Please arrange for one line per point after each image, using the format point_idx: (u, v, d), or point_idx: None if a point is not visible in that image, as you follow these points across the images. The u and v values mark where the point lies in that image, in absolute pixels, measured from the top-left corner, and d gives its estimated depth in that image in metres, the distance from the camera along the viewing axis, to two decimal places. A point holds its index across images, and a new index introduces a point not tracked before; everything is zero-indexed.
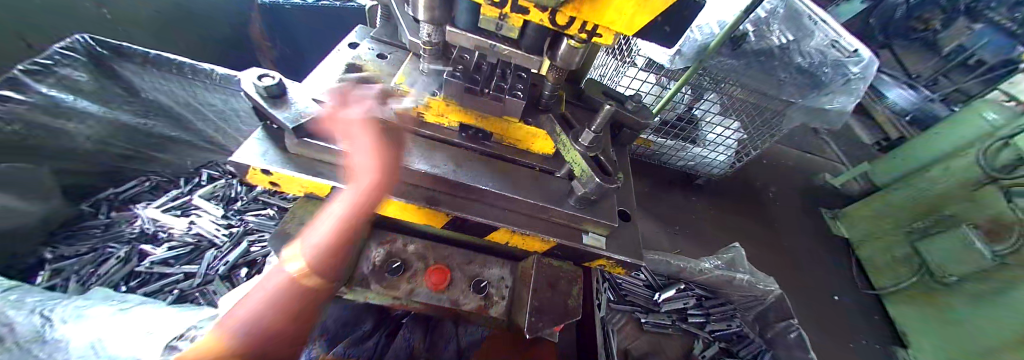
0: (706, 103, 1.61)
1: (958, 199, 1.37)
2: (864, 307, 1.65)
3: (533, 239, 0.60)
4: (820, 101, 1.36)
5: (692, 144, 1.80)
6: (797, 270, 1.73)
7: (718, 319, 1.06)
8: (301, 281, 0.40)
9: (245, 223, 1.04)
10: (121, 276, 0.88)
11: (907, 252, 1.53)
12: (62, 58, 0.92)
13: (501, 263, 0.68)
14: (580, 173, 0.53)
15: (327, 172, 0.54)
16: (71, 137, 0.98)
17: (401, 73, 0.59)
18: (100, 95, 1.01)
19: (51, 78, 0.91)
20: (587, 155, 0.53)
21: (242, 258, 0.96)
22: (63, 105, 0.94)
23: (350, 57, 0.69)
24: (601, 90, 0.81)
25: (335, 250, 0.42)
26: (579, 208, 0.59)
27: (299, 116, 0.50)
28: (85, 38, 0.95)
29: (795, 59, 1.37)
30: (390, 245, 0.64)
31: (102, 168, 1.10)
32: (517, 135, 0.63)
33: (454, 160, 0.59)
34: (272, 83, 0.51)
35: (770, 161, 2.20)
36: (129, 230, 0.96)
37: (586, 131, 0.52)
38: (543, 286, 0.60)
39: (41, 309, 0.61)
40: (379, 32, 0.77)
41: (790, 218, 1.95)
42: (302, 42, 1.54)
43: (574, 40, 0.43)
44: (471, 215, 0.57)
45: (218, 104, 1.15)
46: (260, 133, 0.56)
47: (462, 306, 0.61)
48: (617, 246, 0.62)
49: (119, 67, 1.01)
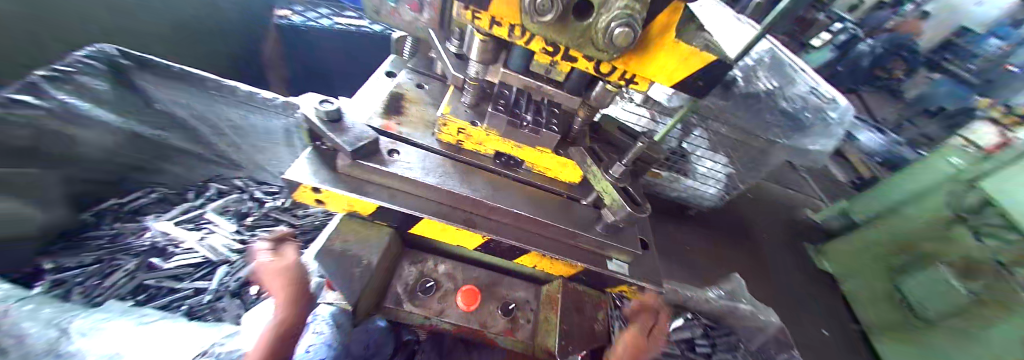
0: (695, 139, 1.70)
1: (930, 237, 1.47)
2: (849, 339, 1.71)
3: (561, 263, 0.64)
4: (803, 142, 1.47)
5: (686, 177, 1.86)
6: (789, 304, 1.79)
7: (724, 350, 1.08)
8: None
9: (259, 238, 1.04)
10: (128, 290, 0.85)
11: (889, 289, 1.62)
12: (84, 66, 0.90)
13: (526, 286, 0.71)
14: (611, 202, 0.58)
15: (373, 192, 0.58)
16: (86, 146, 0.97)
17: (446, 103, 0.63)
18: (117, 104, 1.00)
19: (69, 84, 0.89)
20: (616, 185, 0.58)
21: (254, 275, 0.95)
22: (80, 113, 0.92)
23: (390, 85, 0.75)
24: (618, 127, 0.87)
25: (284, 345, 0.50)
26: (604, 235, 0.63)
27: (355, 140, 0.54)
28: (108, 48, 0.93)
29: (779, 103, 1.49)
30: (421, 265, 0.67)
31: (105, 177, 1.08)
32: (548, 165, 0.66)
33: (492, 185, 0.63)
34: (332, 109, 0.55)
35: (756, 194, 2.33)
36: (139, 242, 0.95)
37: (618, 164, 0.57)
38: (570, 310, 0.63)
39: (60, 322, 0.59)
40: (416, 64, 0.83)
41: (776, 251, 2.04)
42: (310, 60, 1.65)
43: (612, 85, 0.49)
44: (507, 237, 0.60)
45: (236, 119, 1.17)
46: (310, 153, 0.60)
47: (489, 327, 0.63)
48: (639, 272, 0.66)
49: (139, 78, 1.01)
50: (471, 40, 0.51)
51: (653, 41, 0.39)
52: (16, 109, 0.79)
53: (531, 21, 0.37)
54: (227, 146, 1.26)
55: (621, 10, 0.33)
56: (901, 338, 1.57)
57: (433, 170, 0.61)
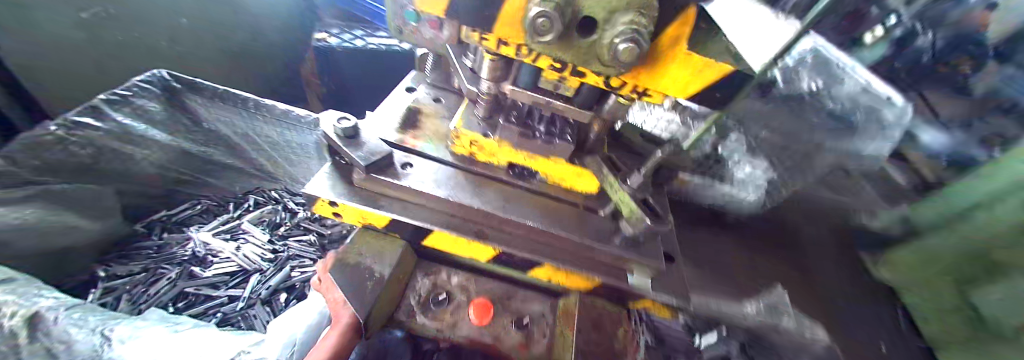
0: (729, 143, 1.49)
1: None
2: None
3: (577, 276, 0.61)
4: (857, 145, 1.35)
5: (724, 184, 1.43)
6: None
7: None
8: None
9: (289, 246, 1.10)
10: (170, 297, 0.93)
11: None
12: (140, 90, 1.03)
13: (540, 299, 0.69)
14: (630, 213, 0.54)
15: (386, 205, 0.58)
16: (138, 162, 1.09)
17: (460, 116, 0.64)
18: (167, 124, 1.11)
19: (127, 107, 1.01)
20: (637, 196, 0.54)
21: (283, 283, 1.00)
22: (134, 132, 1.04)
23: (409, 100, 0.76)
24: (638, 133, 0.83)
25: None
26: (624, 248, 0.60)
27: (368, 154, 0.55)
28: (161, 73, 1.05)
29: (827, 104, 1.38)
30: (434, 276, 0.66)
31: (155, 190, 1.19)
32: (564, 174, 0.64)
33: (503, 197, 0.62)
34: (349, 126, 0.56)
35: None
36: (181, 252, 1.04)
37: (637, 174, 0.55)
38: (588, 326, 0.59)
39: (103, 329, 0.64)
40: (434, 78, 0.84)
41: None
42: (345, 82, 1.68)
43: (623, 98, 0.47)
44: (520, 250, 0.58)
45: (275, 136, 1.23)
46: (328, 168, 0.62)
47: (503, 343, 0.61)
48: (662, 287, 0.61)
49: (189, 99, 1.11)
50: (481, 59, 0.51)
51: (664, 55, 0.37)
52: (80, 130, 0.94)
53: (535, 43, 0.35)
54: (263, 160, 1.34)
55: (627, 26, 0.31)
56: None
57: (444, 182, 0.60)
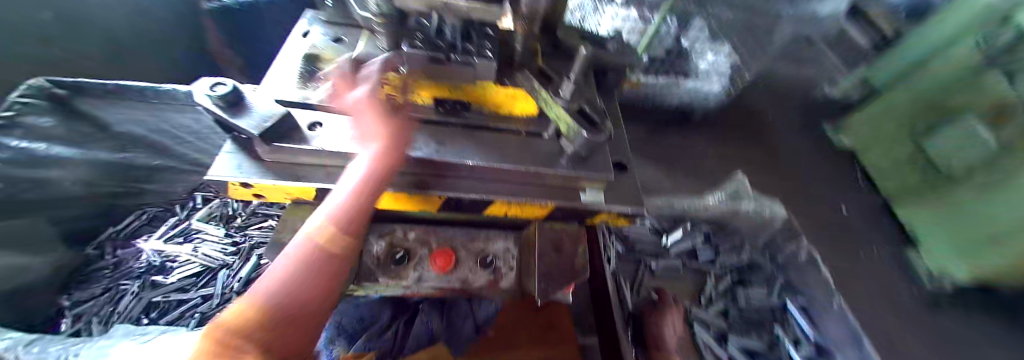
0: (693, 30, 1.57)
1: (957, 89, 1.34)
2: (868, 213, 1.69)
3: (532, 206, 0.58)
4: None
5: (687, 79, 1.60)
6: (802, 190, 1.74)
7: (728, 251, 1.09)
8: (257, 313, 0.34)
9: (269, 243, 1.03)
10: (141, 309, 0.90)
11: (911, 152, 1.51)
12: (23, 106, 0.87)
13: (504, 235, 0.67)
14: (568, 131, 0.50)
15: (309, 174, 0.52)
16: (60, 183, 0.97)
17: (359, 52, 0.54)
18: (70, 137, 0.97)
19: (19, 129, 0.90)
20: (571, 109, 0.49)
21: (253, 273, 0.98)
22: (36, 153, 0.91)
23: (305, 47, 0.65)
24: (580, 38, 0.75)
25: (327, 260, 0.39)
26: (573, 167, 0.56)
27: (262, 122, 0.47)
28: (39, 81, 0.87)
29: None
30: (389, 236, 0.63)
31: (93, 210, 1.08)
32: (496, 99, 0.59)
33: (434, 139, 0.55)
34: (226, 91, 0.47)
35: (767, 85, 2.16)
36: (136, 265, 0.97)
37: (566, 83, 0.48)
38: (548, 251, 0.60)
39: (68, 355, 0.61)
40: (330, 13, 0.70)
41: (791, 141, 1.94)
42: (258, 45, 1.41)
43: None
44: (463, 193, 0.55)
45: (192, 125, 1.14)
46: (230, 146, 0.54)
47: (472, 284, 0.61)
48: (616, 198, 0.61)
49: (83, 104, 0.96)
50: None
51: None
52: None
53: None
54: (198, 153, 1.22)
55: None
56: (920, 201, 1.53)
57: None
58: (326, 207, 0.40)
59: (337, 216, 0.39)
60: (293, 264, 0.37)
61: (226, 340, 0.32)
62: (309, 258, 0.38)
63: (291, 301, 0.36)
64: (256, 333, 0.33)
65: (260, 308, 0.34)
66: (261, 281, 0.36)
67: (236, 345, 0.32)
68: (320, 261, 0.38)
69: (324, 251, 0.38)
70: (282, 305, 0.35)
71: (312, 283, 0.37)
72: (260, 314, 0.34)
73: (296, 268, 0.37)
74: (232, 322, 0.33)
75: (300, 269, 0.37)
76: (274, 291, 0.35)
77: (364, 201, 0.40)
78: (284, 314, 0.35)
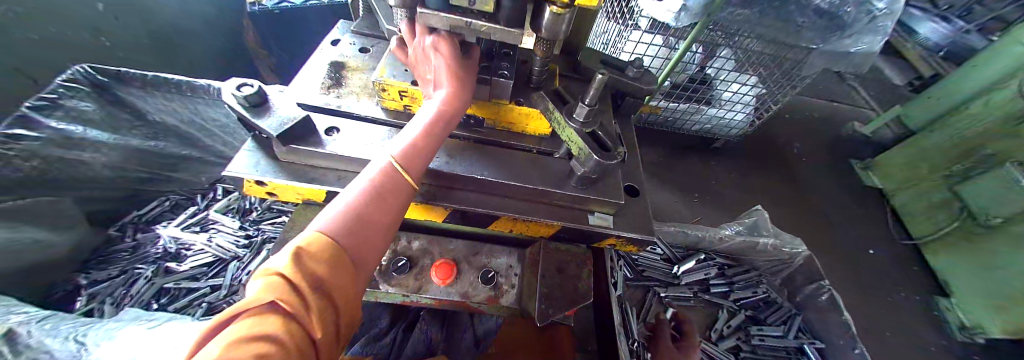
0: (720, 60, 1.54)
1: (1000, 135, 1.26)
2: (898, 257, 1.59)
3: (537, 224, 0.59)
4: (844, 44, 1.25)
5: (708, 105, 1.71)
6: (825, 226, 1.67)
7: (743, 287, 1.04)
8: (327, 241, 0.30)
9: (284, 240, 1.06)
10: (152, 294, 0.92)
11: (947, 197, 1.42)
12: (67, 90, 0.90)
13: (509, 251, 0.66)
14: (578, 152, 0.50)
15: (320, 177, 0.53)
16: (92, 167, 1.01)
17: (382, 65, 0.56)
18: (108, 123, 1.01)
19: (59, 111, 0.91)
20: (583, 131, 0.49)
21: (262, 267, 1.01)
22: (74, 137, 0.95)
23: (333, 56, 0.67)
24: (600, 61, 0.75)
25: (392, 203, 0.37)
26: (582, 188, 0.56)
27: (282, 123, 0.48)
28: (84, 68, 0.92)
29: (814, 0, 1.20)
30: (394, 244, 0.63)
31: (120, 193, 1.13)
32: (513, 118, 0.59)
33: (446, 151, 0.56)
34: (251, 93, 0.49)
35: (792, 115, 2.09)
36: (153, 250, 1.00)
37: (580, 106, 0.48)
38: (551, 272, 0.59)
39: (76, 335, 0.62)
40: (360, 24, 0.74)
41: (815, 176, 1.86)
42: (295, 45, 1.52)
43: (557, 5, 0.40)
44: (470, 206, 0.55)
45: (222, 118, 1.19)
46: (250, 144, 0.55)
47: (472, 298, 0.60)
48: (626, 224, 0.59)
49: (124, 92, 1.00)
50: None
51: None
52: (14, 143, 0.84)
53: None
54: (223, 146, 1.28)
55: None
56: (952, 249, 1.44)
57: (383, 143, 0.54)
58: (393, 150, 0.40)
59: (401, 156, 0.40)
60: (354, 202, 0.34)
61: (294, 273, 0.27)
62: (374, 190, 0.36)
63: (360, 228, 0.33)
64: (320, 268, 0.29)
65: (333, 238, 0.31)
66: (324, 215, 0.33)
67: (310, 276, 0.28)
68: (391, 189, 0.37)
69: (392, 192, 0.37)
70: (350, 239, 0.32)
71: (374, 214, 0.35)
72: (335, 244, 0.31)
73: (361, 202, 0.34)
74: (305, 249, 0.29)
75: (365, 202, 0.34)
76: (341, 216, 0.33)
77: (428, 144, 0.43)
78: (350, 249, 0.32)
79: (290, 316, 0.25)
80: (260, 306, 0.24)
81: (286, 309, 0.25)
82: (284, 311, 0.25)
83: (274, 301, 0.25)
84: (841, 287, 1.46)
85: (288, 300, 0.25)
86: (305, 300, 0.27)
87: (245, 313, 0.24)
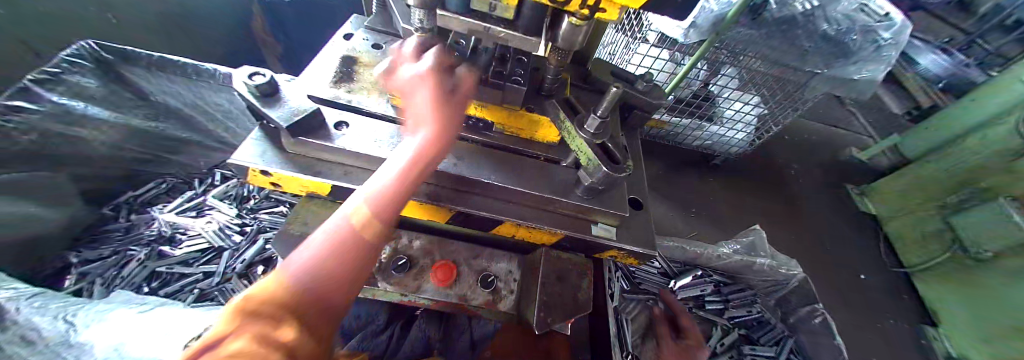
0: (723, 79, 1.53)
1: (996, 170, 1.29)
2: (891, 284, 1.60)
3: (540, 231, 0.59)
4: (848, 71, 1.26)
5: (709, 123, 1.71)
6: (821, 248, 1.69)
7: (738, 305, 1.06)
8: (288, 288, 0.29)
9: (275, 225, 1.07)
10: (143, 277, 0.92)
11: (940, 228, 1.44)
12: (70, 66, 0.92)
13: (509, 256, 0.66)
14: (587, 162, 0.50)
15: (326, 171, 0.53)
16: (91, 144, 1.00)
17: (396, 64, 0.56)
18: (110, 101, 1.01)
19: (62, 86, 0.92)
20: (594, 142, 0.49)
21: (258, 256, 1.00)
22: (75, 112, 0.94)
23: (344, 49, 0.67)
24: (610, 72, 0.76)
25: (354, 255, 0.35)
26: (587, 198, 0.56)
27: (293, 114, 0.48)
28: (89, 44, 0.93)
29: (821, 26, 1.24)
30: (395, 242, 0.63)
31: (116, 173, 1.11)
32: (521, 123, 0.59)
33: (455, 153, 0.56)
34: (263, 82, 0.49)
35: (791, 137, 2.12)
36: (146, 232, 1.00)
37: (592, 117, 0.48)
38: (552, 279, 0.59)
39: (64, 315, 0.62)
40: (373, 20, 0.74)
41: (814, 200, 1.87)
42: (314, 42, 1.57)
43: (575, 17, 0.40)
44: (474, 209, 0.55)
45: (225, 104, 1.15)
46: (257, 134, 0.55)
47: (469, 301, 0.60)
48: (627, 236, 0.60)
49: (127, 71, 1.01)
50: None
51: None
52: (14, 115, 0.85)
53: None
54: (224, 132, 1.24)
55: None
56: (953, 285, 1.42)
57: (389, 141, 0.54)
58: None
59: None
60: (319, 251, 0.33)
61: (249, 307, 0.26)
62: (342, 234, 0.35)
63: (326, 277, 0.32)
64: (289, 301, 0.28)
65: (292, 284, 0.29)
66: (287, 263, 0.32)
67: (265, 308, 0.26)
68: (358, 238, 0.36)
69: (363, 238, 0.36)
70: (318, 282, 0.31)
71: (342, 258, 0.34)
72: (294, 288, 0.29)
73: (326, 249, 0.33)
74: (257, 295, 0.27)
75: (331, 250, 0.33)
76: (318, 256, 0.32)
77: None
78: (320, 295, 0.31)
79: (262, 334, 0.24)
80: (235, 331, 0.23)
81: (260, 330, 0.24)
82: (258, 331, 0.24)
83: (241, 326, 0.23)
84: (835, 315, 1.45)
85: (256, 323, 0.24)
86: (276, 326, 0.25)
87: (226, 336, 0.22)
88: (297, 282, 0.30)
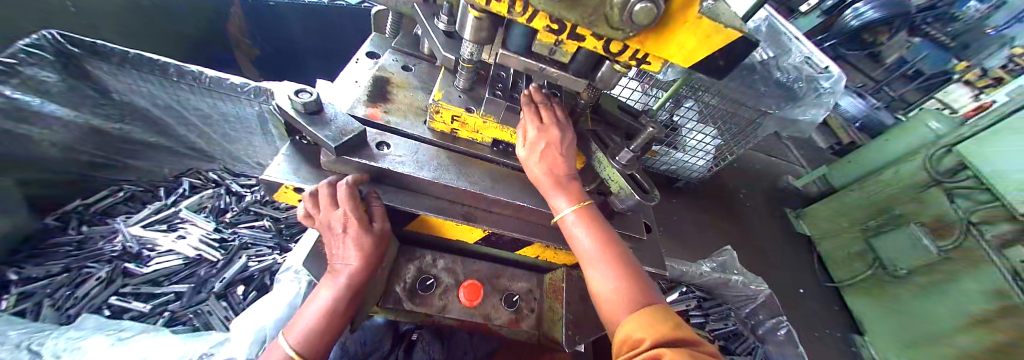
0: (685, 111, 1.69)
1: (905, 201, 1.55)
2: (828, 298, 1.83)
3: (564, 252, 0.62)
4: (794, 113, 1.49)
5: (675, 150, 1.91)
6: (772, 266, 1.89)
7: (717, 318, 1.18)
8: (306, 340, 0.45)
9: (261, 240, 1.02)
10: (103, 299, 0.83)
11: (863, 248, 1.69)
12: (28, 56, 0.80)
13: (529, 276, 0.69)
14: (618, 190, 0.55)
15: (362, 190, 0.53)
16: (39, 145, 0.87)
17: (438, 88, 0.58)
18: (68, 97, 0.89)
19: (16, 79, 0.79)
20: (625, 172, 0.55)
21: (239, 274, 0.93)
22: (27, 109, 0.82)
23: (371, 68, 0.68)
24: (616, 105, 0.83)
25: (333, 329, 0.48)
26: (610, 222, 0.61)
27: (340, 135, 0.48)
28: (52, 33, 0.81)
29: (773, 74, 1.48)
30: (419, 261, 0.64)
31: (64, 178, 0.97)
32: None
33: (490, 176, 0.59)
34: (311, 100, 0.49)
35: (742, 166, 2.38)
36: (108, 248, 0.92)
37: (625, 151, 0.54)
38: (575, 299, 0.62)
39: (28, 344, 0.56)
40: (400, 42, 0.76)
41: (764, 222, 2.11)
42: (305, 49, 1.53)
43: (620, 65, 0.46)
44: (508, 231, 0.58)
45: (205, 108, 1.05)
46: (287, 149, 0.54)
47: (493, 320, 0.62)
48: (641, 257, 0.65)
49: (93, 67, 0.90)
50: (463, 16, 0.44)
51: (675, 22, 0.34)
52: None
53: None
54: (197, 137, 1.14)
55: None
56: (876, 297, 1.64)
57: (427, 161, 0.55)
58: None
59: None
60: (322, 310, 0.47)
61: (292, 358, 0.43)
62: (337, 300, 0.48)
63: (321, 334, 0.46)
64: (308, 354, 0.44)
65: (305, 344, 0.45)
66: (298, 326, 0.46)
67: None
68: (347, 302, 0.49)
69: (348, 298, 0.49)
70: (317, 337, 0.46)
71: (338, 318, 0.48)
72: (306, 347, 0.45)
73: (328, 307, 0.48)
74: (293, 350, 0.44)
75: (331, 308, 0.48)
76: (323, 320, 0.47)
77: None
78: (318, 347, 0.46)
79: None
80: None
81: None
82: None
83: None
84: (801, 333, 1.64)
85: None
86: None
87: None
88: (308, 339, 0.45)
